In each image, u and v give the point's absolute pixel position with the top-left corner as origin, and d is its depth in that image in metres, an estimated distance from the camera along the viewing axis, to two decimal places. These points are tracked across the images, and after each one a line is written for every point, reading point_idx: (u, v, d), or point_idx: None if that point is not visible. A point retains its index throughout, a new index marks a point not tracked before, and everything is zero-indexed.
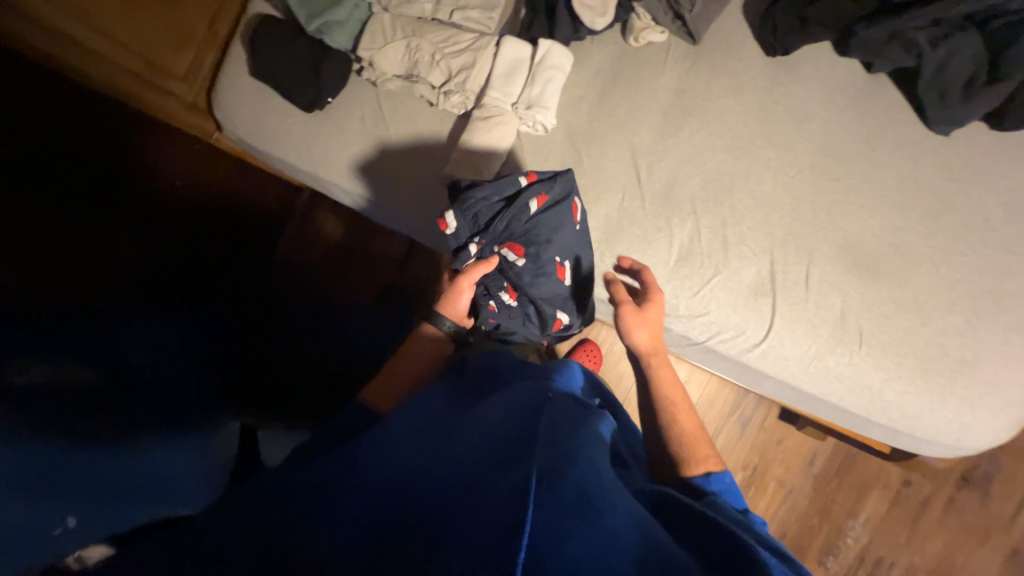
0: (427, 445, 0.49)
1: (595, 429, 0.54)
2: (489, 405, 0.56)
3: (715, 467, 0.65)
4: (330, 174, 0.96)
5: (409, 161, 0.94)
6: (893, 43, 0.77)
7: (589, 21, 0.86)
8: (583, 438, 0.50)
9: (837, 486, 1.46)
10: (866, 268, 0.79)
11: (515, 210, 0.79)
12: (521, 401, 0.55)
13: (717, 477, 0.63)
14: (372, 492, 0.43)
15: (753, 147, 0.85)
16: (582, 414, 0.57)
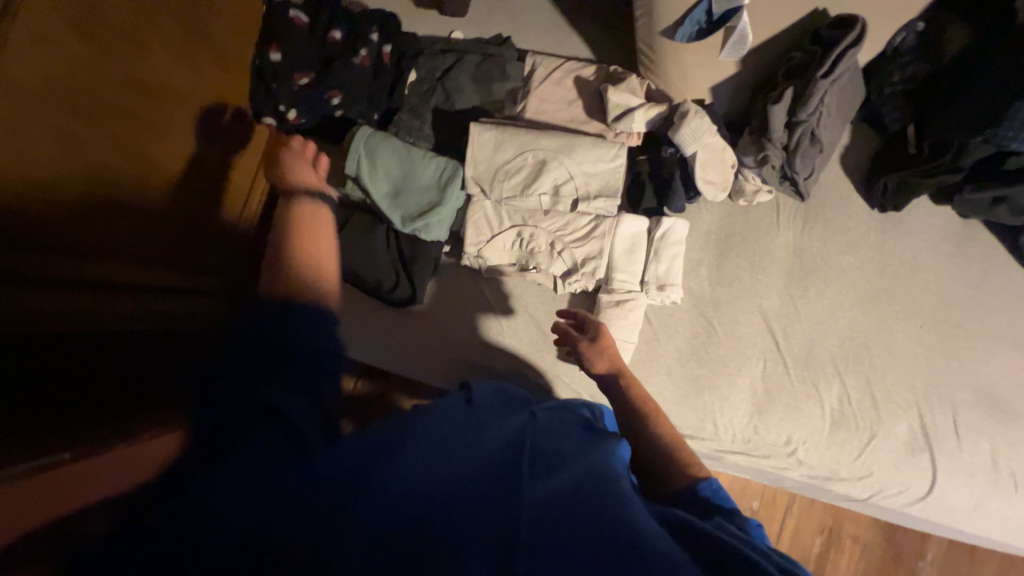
0: (452, 459, 0.44)
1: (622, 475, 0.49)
2: (504, 432, 0.51)
3: (703, 474, 0.62)
4: (427, 363, 0.88)
5: (507, 339, 0.87)
6: (1000, 207, 0.81)
7: (713, 196, 0.85)
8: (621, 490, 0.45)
9: (904, 534, 1.55)
10: (1003, 410, 0.84)
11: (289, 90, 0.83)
12: (555, 444, 0.51)
13: (705, 483, 0.60)
14: (361, 499, 0.36)
15: (879, 301, 0.87)
16: (610, 456, 0.52)
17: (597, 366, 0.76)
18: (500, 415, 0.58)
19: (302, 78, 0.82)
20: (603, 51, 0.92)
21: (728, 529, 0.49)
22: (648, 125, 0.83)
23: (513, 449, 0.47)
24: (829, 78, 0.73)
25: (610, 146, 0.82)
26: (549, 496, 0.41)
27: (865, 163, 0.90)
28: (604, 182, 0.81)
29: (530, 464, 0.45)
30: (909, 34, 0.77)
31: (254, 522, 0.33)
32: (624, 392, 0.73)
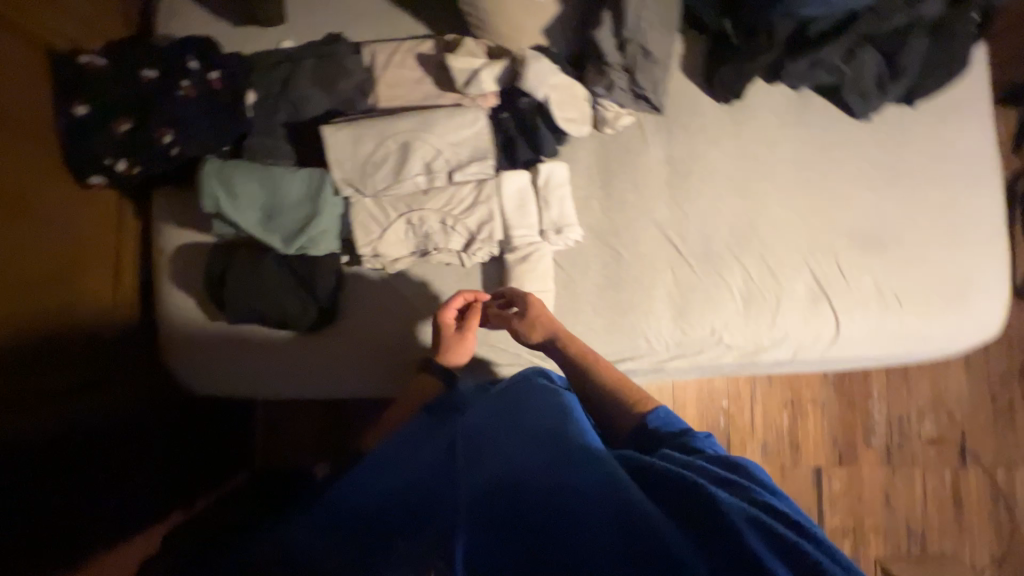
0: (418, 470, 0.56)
1: (580, 420, 0.61)
2: (476, 418, 0.63)
3: (651, 403, 0.69)
4: (361, 375, 0.86)
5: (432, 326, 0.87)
6: (817, 69, 0.90)
7: (577, 132, 0.88)
8: (576, 433, 0.56)
9: (849, 381, 1.75)
10: (874, 243, 0.95)
11: (107, 138, 0.77)
12: (518, 414, 0.62)
13: (652, 416, 0.65)
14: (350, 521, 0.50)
15: (750, 183, 0.95)
16: (569, 409, 0.63)
17: (535, 335, 0.81)
18: (474, 404, 0.70)
19: (121, 122, 0.77)
20: (435, 22, 0.92)
21: (685, 456, 0.56)
22: (498, 82, 0.85)
23: (469, 443, 0.57)
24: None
25: (467, 112, 0.83)
26: (496, 473, 0.51)
27: (702, 62, 0.96)
28: (472, 146, 0.83)
29: (494, 440, 0.57)
30: None
31: (272, 554, 0.46)
32: (564, 353, 0.79)
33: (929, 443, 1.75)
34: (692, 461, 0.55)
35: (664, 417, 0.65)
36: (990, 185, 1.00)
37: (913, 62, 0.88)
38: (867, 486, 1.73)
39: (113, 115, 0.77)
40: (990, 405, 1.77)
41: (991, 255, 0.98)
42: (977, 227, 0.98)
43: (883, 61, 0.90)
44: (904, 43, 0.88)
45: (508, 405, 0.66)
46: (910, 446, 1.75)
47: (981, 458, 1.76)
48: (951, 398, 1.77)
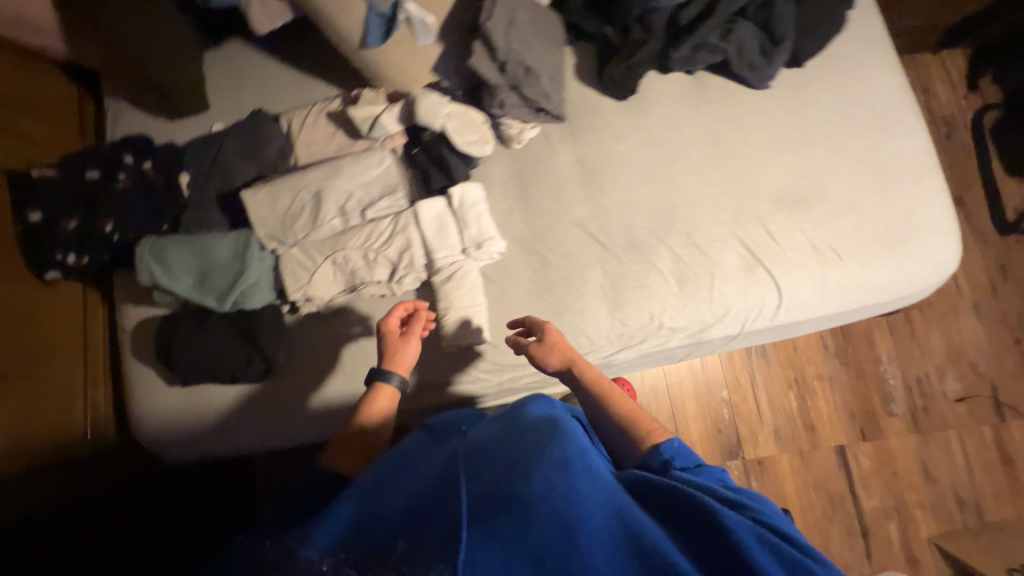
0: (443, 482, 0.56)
1: (584, 442, 0.64)
2: (477, 442, 0.66)
3: (664, 436, 0.69)
4: (312, 415, 0.89)
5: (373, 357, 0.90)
6: (699, 52, 0.95)
7: (480, 152, 0.93)
8: (579, 455, 0.59)
9: (853, 349, 1.67)
10: (799, 202, 0.95)
11: (58, 236, 0.86)
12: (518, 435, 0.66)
13: (668, 445, 0.67)
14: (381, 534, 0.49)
15: (662, 168, 0.98)
16: (578, 433, 0.66)
17: (551, 362, 0.82)
18: (482, 429, 0.72)
19: (68, 219, 0.86)
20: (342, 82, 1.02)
21: (693, 480, 0.60)
22: (399, 121, 0.92)
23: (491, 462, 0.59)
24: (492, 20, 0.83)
25: (371, 154, 0.89)
26: (532, 487, 0.53)
27: (592, 67, 1.02)
28: (381, 183, 0.89)
29: (512, 461, 0.59)
30: None
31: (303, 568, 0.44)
32: (581, 380, 0.81)
33: (958, 401, 1.63)
34: (698, 482, 0.60)
35: (675, 445, 0.66)
36: (909, 125, 0.99)
37: (788, 26, 0.92)
38: (902, 460, 1.60)
39: (62, 214, 0.86)
40: (1015, 350, 1.65)
41: (929, 194, 0.95)
42: (906, 166, 0.96)
43: (760, 30, 0.94)
44: (773, 11, 0.92)
45: (518, 428, 0.69)
46: (938, 408, 1.62)
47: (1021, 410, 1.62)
48: (970, 349, 1.66)
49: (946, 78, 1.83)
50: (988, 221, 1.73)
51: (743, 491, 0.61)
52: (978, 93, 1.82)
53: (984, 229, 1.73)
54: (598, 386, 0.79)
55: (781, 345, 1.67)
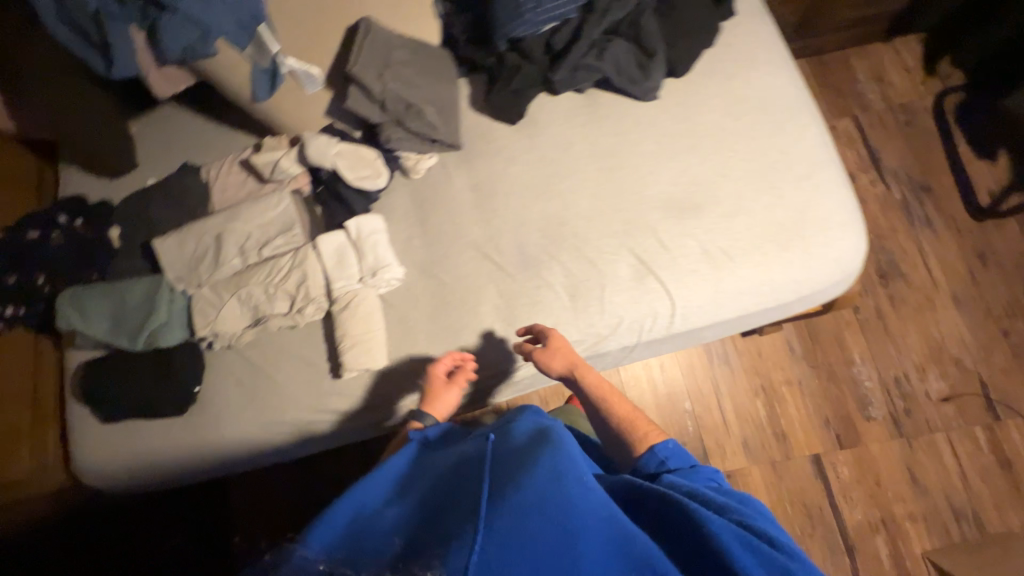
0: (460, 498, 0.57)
1: (575, 451, 0.64)
2: (473, 449, 0.67)
3: (658, 437, 0.74)
4: (224, 445, 0.94)
5: (279, 386, 0.95)
6: (578, 72, 0.98)
7: (373, 186, 0.98)
8: (572, 466, 0.59)
9: (823, 351, 1.59)
10: (689, 207, 0.94)
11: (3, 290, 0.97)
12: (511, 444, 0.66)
13: (663, 446, 0.72)
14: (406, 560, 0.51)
15: (553, 186, 1.00)
16: (566, 441, 0.65)
17: (555, 367, 0.85)
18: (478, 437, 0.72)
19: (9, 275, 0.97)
20: (257, 130, 1.11)
21: (685, 486, 0.65)
22: (297, 163, 0.99)
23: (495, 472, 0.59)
24: (357, 64, 0.92)
25: (269, 197, 0.97)
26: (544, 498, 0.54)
27: (482, 94, 1.05)
28: (278, 223, 0.96)
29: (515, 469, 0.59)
30: (441, 5, 1.03)
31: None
32: (581, 384, 0.84)
33: (944, 401, 1.51)
34: (691, 490, 0.64)
35: (671, 446, 0.71)
36: (801, 121, 0.97)
37: (657, 39, 0.94)
38: (886, 468, 1.49)
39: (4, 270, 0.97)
40: (1003, 342, 1.54)
41: (823, 190, 0.93)
42: (798, 163, 0.94)
43: (633, 45, 0.96)
44: (642, 26, 0.95)
45: (509, 436, 0.69)
46: (922, 409, 1.52)
47: (1016, 407, 1.49)
48: (952, 345, 1.55)
49: (901, 66, 1.78)
50: (960, 207, 1.64)
51: (730, 493, 0.66)
52: (936, 77, 1.75)
53: (956, 217, 1.64)
54: (596, 391, 0.82)
55: (745, 351, 1.61)
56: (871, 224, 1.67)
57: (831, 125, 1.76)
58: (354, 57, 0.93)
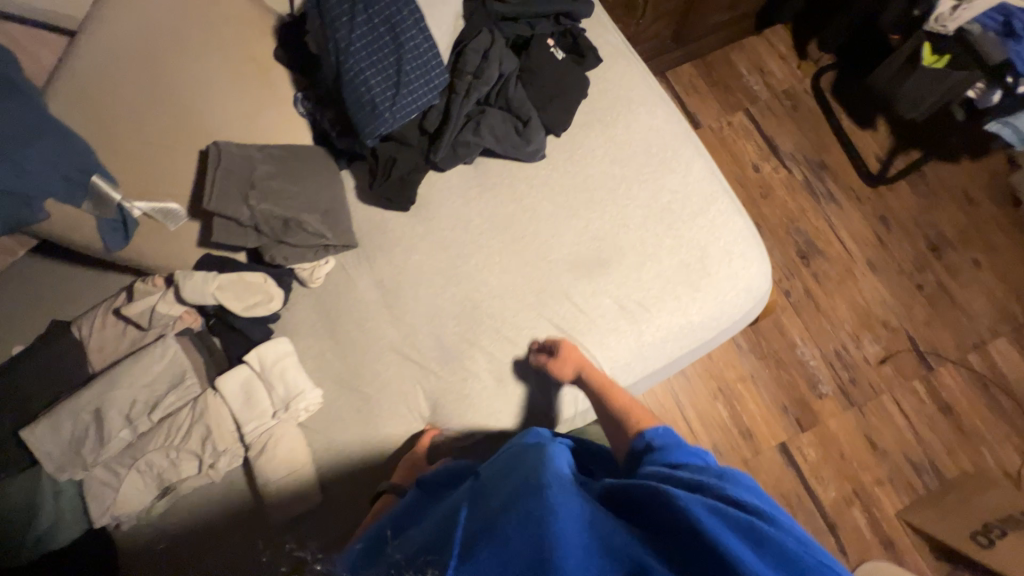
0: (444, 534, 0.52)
1: (561, 465, 0.59)
2: (463, 489, 0.62)
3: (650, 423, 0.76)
4: None
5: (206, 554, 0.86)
6: (458, 149, 0.95)
7: (268, 310, 0.91)
8: (557, 480, 0.54)
9: (766, 339, 1.64)
10: (598, 265, 0.93)
11: None
12: (500, 468, 0.63)
13: (652, 433, 0.72)
14: None
15: (460, 268, 0.96)
16: (552, 457, 0.61)
17: (566, 375, 0.84)
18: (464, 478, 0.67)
19: None
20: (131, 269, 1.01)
21: (665, 471, 0.62)
22: (178, 303, 0.91)
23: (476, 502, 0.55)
24: (213, 195, 0.83)
25: (150, 349, 0.87)
26: (522, 514, 0.48)
27: (369, 185, 0.98)
28: (167, 377, 0.88)
29: (498, 494, 0.54)
30: (303, 104, 0.97)
31: None
32: (592, 385, 0.84)
33: (882, 362, 1.59)
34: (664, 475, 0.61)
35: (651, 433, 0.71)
36: (686, 157, 0.99)
37: (528, 104, 0.93)
38: (846, 439, 1.55)
39: None
40: (920, 296, 1.64)
41: (720, 222, 0.94)
42: (689, 200, 0.95)
43: (506, 115, 0.94)
44: (510, 95, 0.93)
45: (496, 466, 0.64)
46: (865, 375, 1.59)
47: (945, 354, 1.58)
48: (877, 307, 1.64)
49: (776, 54, 1.87)
50: (856, 177, 1.74)
51: (710, 471, 0.62)
52: (809, 60, 1.85)
53: (855, 187, 1.74)
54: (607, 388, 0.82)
55: None
56: (783, 208, 1.74)
57: (726, 121, 1.83)
58: (208, 186, 0.84)
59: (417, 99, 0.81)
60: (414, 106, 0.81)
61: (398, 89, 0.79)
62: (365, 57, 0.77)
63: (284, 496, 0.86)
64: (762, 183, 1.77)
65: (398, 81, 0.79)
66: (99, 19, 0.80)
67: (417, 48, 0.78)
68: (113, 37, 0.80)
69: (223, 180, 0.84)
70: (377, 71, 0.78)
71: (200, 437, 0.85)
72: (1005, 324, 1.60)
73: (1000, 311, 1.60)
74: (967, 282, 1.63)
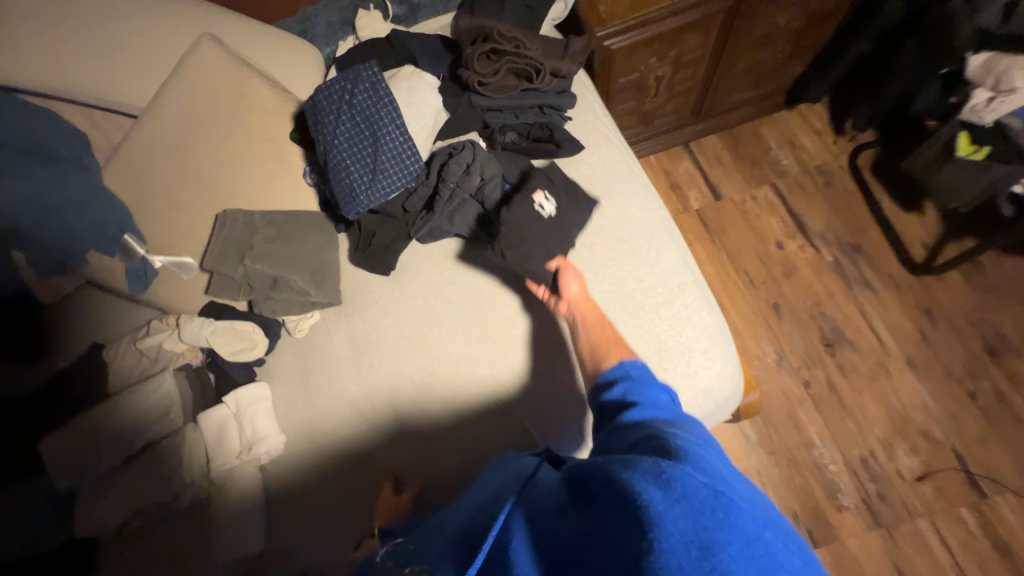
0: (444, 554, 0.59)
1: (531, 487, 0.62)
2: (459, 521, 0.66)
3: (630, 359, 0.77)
4: None
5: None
6: (435, 229, 1.02)
7: (252, 356, 1.02)
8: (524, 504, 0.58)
9: (778, 433, 1.48)
10: (551, 350, 0.95)
11: None
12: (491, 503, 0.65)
13: (627, 368, 0.74)
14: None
15: (427, 335, 1.01)
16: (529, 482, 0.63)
17: (569, 290, 0.88)
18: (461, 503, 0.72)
19: None
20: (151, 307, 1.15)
21: (627, 425, 0.63)
22: (181, 342, 1.04)
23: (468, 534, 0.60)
24: (211, 261, 0.99)
25: (148, 382, 1.00)
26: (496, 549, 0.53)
27: (356, 252, 1.07)
28: (156, 408, 0.99)
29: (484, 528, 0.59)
30: (311, 175, 1.10)
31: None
32: (586, 315, 0.86)
33: (920, 479, 1.38)
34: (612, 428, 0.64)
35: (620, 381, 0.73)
36: (656, 245, 0.98)
37: (494, 195, 0.99)
38: (870, 568, 1.32)
39: None
40: (972, 406, 1.42)
41: (683, 316, 0.91)
42: (655, 289, 0.94)
43: (480, 203, 1.00)
44: (483, 181, 0.99)
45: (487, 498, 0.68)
46: (898, 492, 1.37)
47: (1002, 482, 1.34)
48: (916, 414, 1.44)
49: (809, 129, 1.80)
50: (895, 264, 1.59)
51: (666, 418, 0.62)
52: (846, 136, 1.76)
53: (893, 274, 1.58)
54: (591, 321, 0.84)
55: None
56: (807, 290, 1.62)
57: (749, 194, 1.77)
58: (211, 249, 0.99)
59: (391, 186, 0.90)
60: (388, 190, 0.90)
61: (374, 176, 0.88)
62: (348, 149, 0.88)
63: (234, 537, 0.92)
64: (785, 261, 1.66)
65: (374, 169, 0.88)
66: (150, 108, 0.97)
67: (395, 140, 0.88)
68: (160, 121, 0.97)
69: (223, 246, 0.99)
70: (357, 160, 0.88)
71: (174, 467, 0.95)
72: None
73: None
74: None
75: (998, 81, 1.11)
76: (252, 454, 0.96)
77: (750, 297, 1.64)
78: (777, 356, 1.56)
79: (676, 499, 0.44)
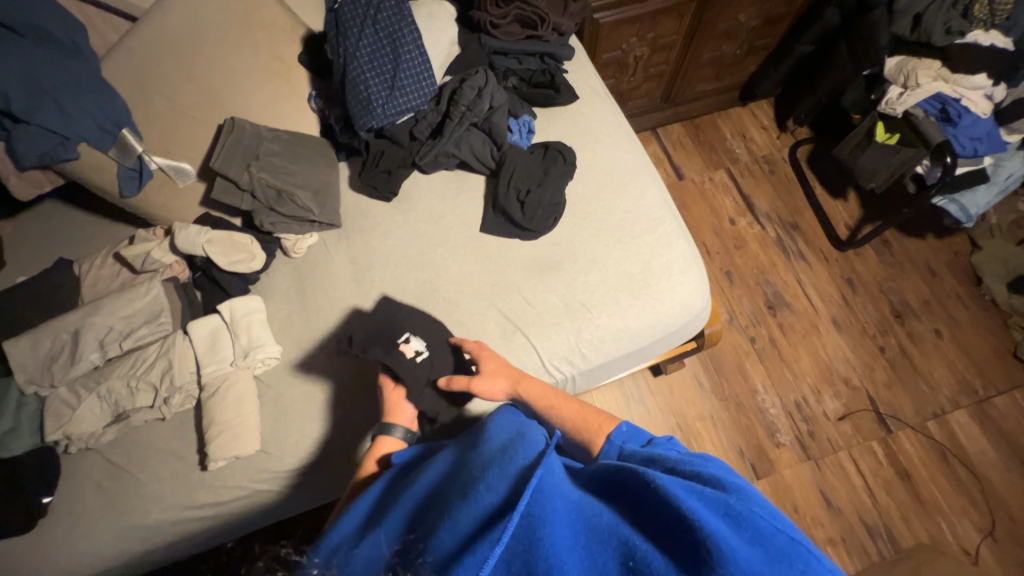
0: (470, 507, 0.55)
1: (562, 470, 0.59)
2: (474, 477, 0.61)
3: (612, 425, 0.74)
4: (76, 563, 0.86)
5: (144, 484, 0.90)
6: (442, 158, 1.09)
7: (248, 268, 1.01)
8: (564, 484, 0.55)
9: (729, 382, 1.65)
10: (548, 268, 1.02)
11: None
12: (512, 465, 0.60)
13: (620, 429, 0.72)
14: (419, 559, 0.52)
15: (429, 255, 1.06)
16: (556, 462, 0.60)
17: (495, 391, 0.84)
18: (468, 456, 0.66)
19: None
20: (142, 221, 1.12)
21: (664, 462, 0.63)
22: (171, 252, 1.01)
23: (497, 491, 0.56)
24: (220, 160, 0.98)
25: (137, 287, 0.97)
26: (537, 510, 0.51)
27: (361, 174, 1.10)
28: (144, 312, 0.96)
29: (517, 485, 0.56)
30: (317, 100, 1.12)
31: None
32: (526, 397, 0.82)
33: (842, 419, 1.61)
34: (646, 458, 0.65)
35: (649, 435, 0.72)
36: (641, 183, 1.10)
37: (502, 131, 1.07)
38: (802, 493, 1.52)
39: None
40: (882, 358, 1.68)
41: (665, 241, 1.04)
42: (641, 218, 1.06)
43: (487, 134, 1.08)
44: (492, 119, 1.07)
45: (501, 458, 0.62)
46: (824, 430, 1.59)
47: (904, 419, 1.60)
48: (839, 365, 1.68)
49: (758, 124, 2.05)
50: (825, 241, 1.85)
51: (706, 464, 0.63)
52: (787, 132, 2.02)
53: (823, 249, 1.84)
54: (539, 407, 0.80)
55: (658, 391, 1.64)
56: (754, 260, 1.83)
57: (707, 176, 1.97)
58: (218, 154, 0.99)
59: (407, 103, 0.96)
60: (403, 108, 0.96)
61: (392, 91, 0.94)
62: (369, 64, 0.94)
63: (225, 440, 0.90)
64: (736, 235, 1.88)
65: (392, 85, 0.94)
66: (156, 13, 0.97)
67: (414, 61, 0.95)
68: (166, 26, 0.97)
69: (230, 151, 0.99)
70: (376, 75, 0.94)
71: (165, 369, 0.93)
72: (965, 397, 1.62)
73: (960, 384, 1.64)
74: (928, 351, 1.68)
75: (907, 78, 1.39)
76: (248, 360, 0.96)
77: (706, 265, 1.83)
78: (729, 316, 1.75)
79: (752, 544, 0.46)
